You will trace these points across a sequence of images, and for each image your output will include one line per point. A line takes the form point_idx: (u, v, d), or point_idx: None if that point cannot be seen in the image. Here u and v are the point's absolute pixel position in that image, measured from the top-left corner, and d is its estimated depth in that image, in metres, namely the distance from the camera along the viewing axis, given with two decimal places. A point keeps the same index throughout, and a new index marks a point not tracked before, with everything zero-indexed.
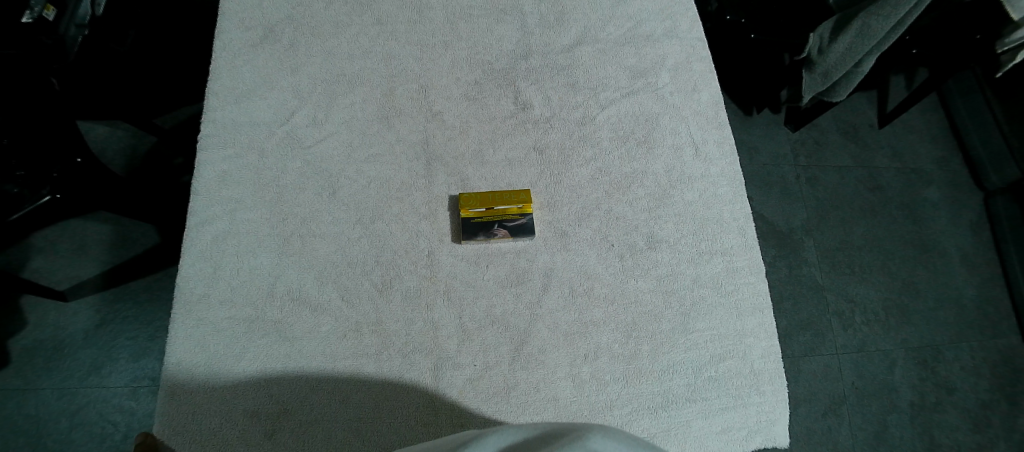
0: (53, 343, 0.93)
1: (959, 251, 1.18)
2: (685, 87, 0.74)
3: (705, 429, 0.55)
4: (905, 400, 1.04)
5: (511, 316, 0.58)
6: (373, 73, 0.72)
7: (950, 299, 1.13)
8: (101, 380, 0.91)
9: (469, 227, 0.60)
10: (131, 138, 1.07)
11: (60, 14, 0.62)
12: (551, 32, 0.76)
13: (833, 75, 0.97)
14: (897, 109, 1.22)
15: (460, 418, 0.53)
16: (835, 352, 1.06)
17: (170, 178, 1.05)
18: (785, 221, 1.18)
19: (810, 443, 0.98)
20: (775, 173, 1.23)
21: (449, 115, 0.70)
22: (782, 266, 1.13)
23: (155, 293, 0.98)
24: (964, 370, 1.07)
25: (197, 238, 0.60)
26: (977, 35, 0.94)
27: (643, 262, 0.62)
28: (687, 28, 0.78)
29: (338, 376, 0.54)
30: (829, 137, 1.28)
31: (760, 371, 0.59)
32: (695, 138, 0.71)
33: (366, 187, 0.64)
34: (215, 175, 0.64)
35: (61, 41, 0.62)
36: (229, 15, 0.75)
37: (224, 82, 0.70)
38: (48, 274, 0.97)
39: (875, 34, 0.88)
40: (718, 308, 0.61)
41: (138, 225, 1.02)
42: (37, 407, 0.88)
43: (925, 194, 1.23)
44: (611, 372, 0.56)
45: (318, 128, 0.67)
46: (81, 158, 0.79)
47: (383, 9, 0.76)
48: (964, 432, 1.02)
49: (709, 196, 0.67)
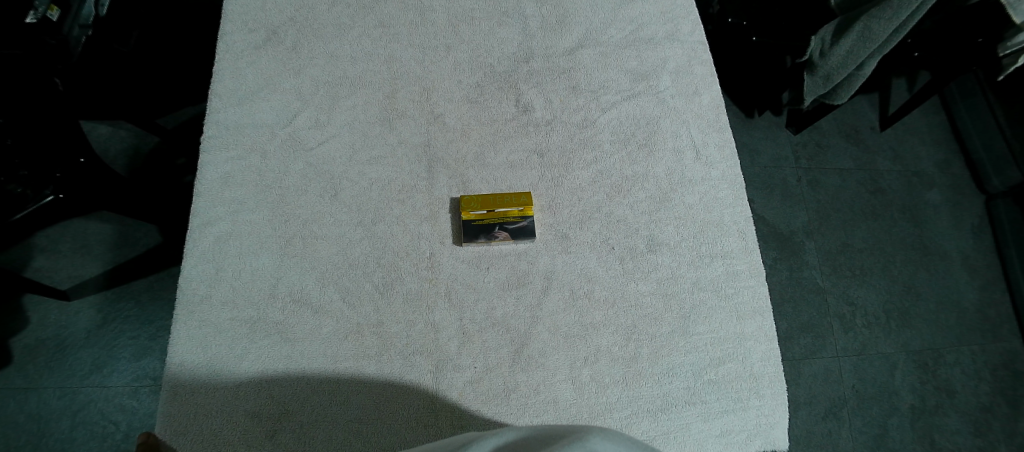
0: (54, 342, 0.93)
1: (960, 254, 1.18)
2: (685, 90, 0.74)
3: (705, 432, 0.55)
4: (905, 403, 1.03)
5: (511, 318, 0.58)
6: (375, 75, 0.72)
7: (950, 302, 1.13)
8: (102, 379, 0.91)
9: (469, 230, 0.61)
10: (133, 138, 1.08)
11: (64, 14, 0.63)
12: (552, 35, 0.77)
13: (834, 78, 0.97)
14: (898, 113, 1.22)
15: (459, 419, 0.53)
16: (835, 355, 1.06)
17: (172, 179, 1.06)
18: (785, 223, 1.18)
19: (810, 445, 0.98)
20: (776, 175, 1.23)
21: (450, 117, 0.70)
22: (783, 269, 1.13)
23: (156, 293, 0.98)
24: (965, 373, 1.07)
25: (200, 240, 0.60)
26: (979, 38, 0.94)
27: (643, 265, 0.63)
28: (688, 31, 0.78)
29: (339, 377, 0.54)
30: (830, 140, 1.28)
31: (760, 374, 0.59)
32: (696, 141, 0.71)
33: (368, 189, 0.64)
34: (217, 177, 0.64)
35: (64, 41, 0.63)
36: (232, 16, 0.75)
37: (227, 84, 0.70)
38: (50, 273, 0.97)
39: (876, 38, 0.88)
40: (717, 311, 0.61)
41: (139, 226, 1.02)
42: (38, 406, 0.88)
43: (926, 197, 1.23)
44: (611, 374, 0.56)
45: (320, 130, 0.68)
46: (84, 159, 0.79)
47: (385, 11, 0.77)
48: (965, 436, 1.02)
49: (709, 199, 0.67)
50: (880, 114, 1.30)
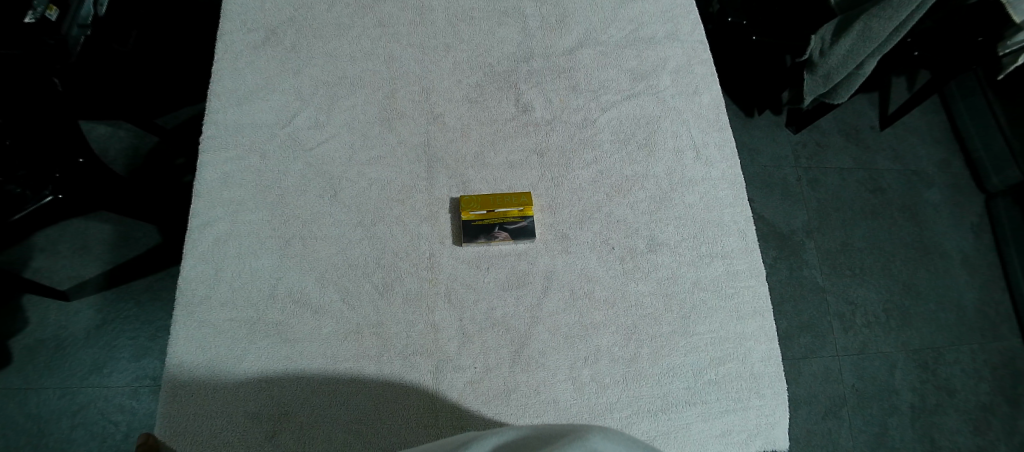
0: (54, 343, 0.93)
1: (960, 253, 1.18)
2: (686, 90, 0.74)
3: (705, 432, 0.55)
4: (905, 403, 1.03)
5: (511, 318, 0.58)
6: (375, 75, 0.72)
7: (950, 301, 1.13)
8: (101, 379, 0.91)
9: (469, 230, 0.61)
10: (132, 138, 1.07)
11: (62, 15, 0.63)
12: (552, 35, 0.76)
13: (834, 77, 0.97)
14: (898, 112, 1.22)
15: (459, 419, 0.53)
16: (835, 355, 1.06)
17: (171, 179, 1.06)
18: (785, 223, 1.18)
19: (810, 444, 0.98)
20: (776, 175, 1.23)
21: (450, 117, 0.70)
22: (783, 268, 1.13)
23: (156, 293, 0.98)
24: (964, 372, 1.07)
25: (199, 240, 0.60)
26: (978, 37, 0.94)
27: (643, 265, 0.62)
28: (689, 31, 0.78)
29: (339, 378, 0.54)
30: (830, 139, 1.28)
31: (760, 374, 0.59)
32: (696, 141, 0.71)
33: (368, 189, 0.64)
34: (217, 177, 0.64)
35: (63, 41, 0.63)
36: (231, 16, 0.75)
37: (226, 83, 0.70)
38: (50, 274, 0.97)
39: (876, 37, 0.87)
40: (718, 311, 0.61)
41: (139, 226, 1.02)
42: (38, 407, 0.88)
43: (926, 197, 1.23)
44: (611, 374, 0.56)
45: (319, 130, 0.67)
46: (83, 159, 0.79)
47: (384, 11, 0.76)
48: (965, 435, 1.02)
49: (710, 198, 0.67)
50: (880, 113, 1.30)
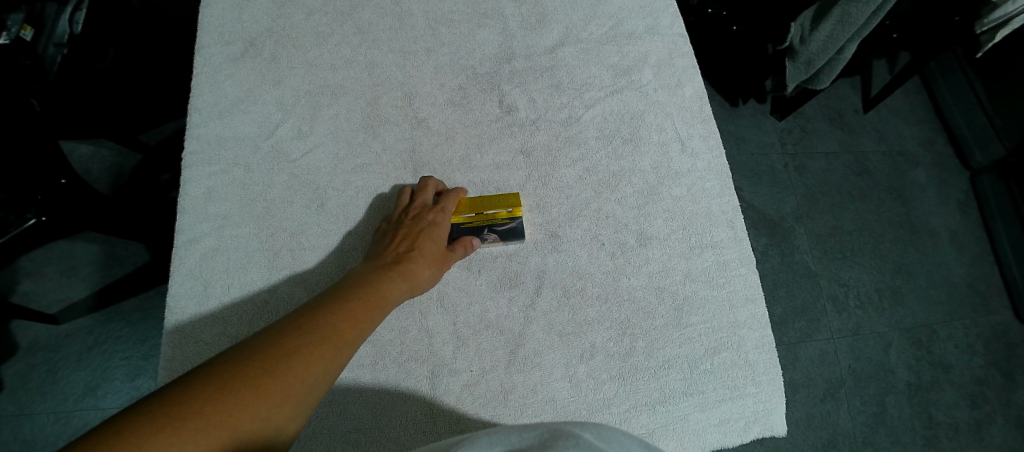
0: (45, 367, 0.92)
1: (948, 230, 1.20)
2: (668, 83, 0.74)
3: (703, 422, 0.56)
4: (901, 381, 1.05)
5: (505, 320, 0.58)
6: (356, 82, 0.71)
7: (941, 279, 1.15)
8: (97, 401, 0.90)
9: (458, 234, 0.62)
10: (115, 156, 1.06)
11: (36, 34, 0.70)
12: (534, 34, 0.76)
13: (816, 64, 0.98)
14: (880, 94, 1.23)
15: (459, 424, 0.53)
16: (830, 338, 1.07)
17: (158, 195, 1.04)
18: (775, 209, 1.19)
19: (810, 427, 1.00)
20: (763, 162, 1.24)
21: (434, 121, 0.70)
22: (774, 255, 1.14)
23: (147, 311, 0.97)
24: (958, 347, 1.09)
25: (185, 258, 0.60)
26: (956, 16, 0.93)
27: (634, 259, 0.63)
28: (668, 24, 0.78)
29: (334, 388, 0.54)
30: (815, 124, 1.29)
31: (755, 361, 0.59)
32: (681, 133, 0.71)
33: (356, 197, 0.64)
34: (202, 192, 0.63)
35: (37, 61, 0.69)
36: (208, 29, 0.74)
37: (206, 98, 0.69)
38: (39, 297, 0.96)
39: (856, 21, 0.88)
40: (710, 301, 0.61)
41: (126, 245, 1.00)
42: (33, 433, 0.87)
43: (912, 176, 1.25)
44: (607, 370, 0.57)
45: (303, 141, 0.67)
46: (67, 179, 0.75)
47: (363, 17, 0.76)
48: (961, 409, 1.04)
49: (697, 190, 0.68)
50: (863, 96, 1.31)
